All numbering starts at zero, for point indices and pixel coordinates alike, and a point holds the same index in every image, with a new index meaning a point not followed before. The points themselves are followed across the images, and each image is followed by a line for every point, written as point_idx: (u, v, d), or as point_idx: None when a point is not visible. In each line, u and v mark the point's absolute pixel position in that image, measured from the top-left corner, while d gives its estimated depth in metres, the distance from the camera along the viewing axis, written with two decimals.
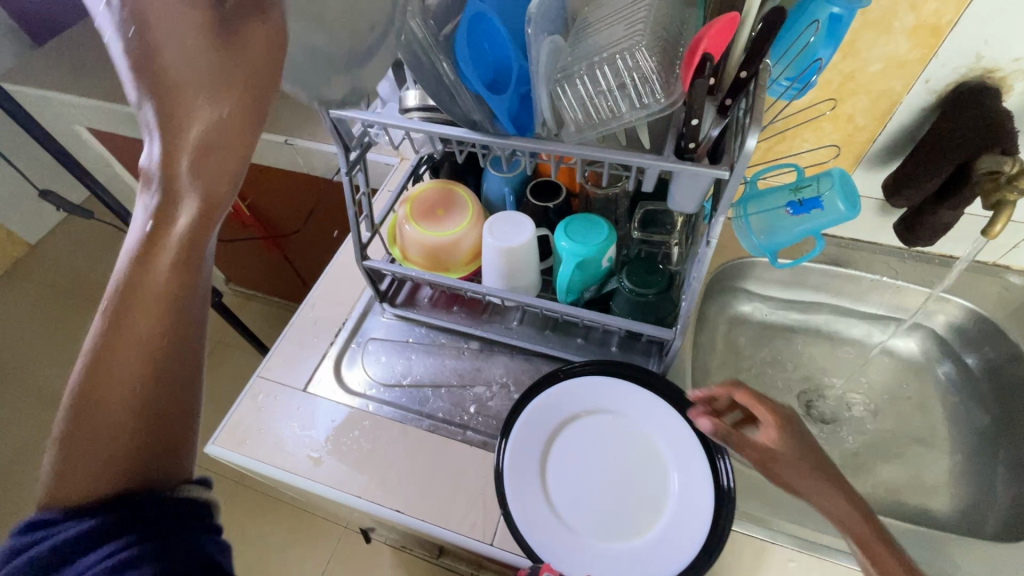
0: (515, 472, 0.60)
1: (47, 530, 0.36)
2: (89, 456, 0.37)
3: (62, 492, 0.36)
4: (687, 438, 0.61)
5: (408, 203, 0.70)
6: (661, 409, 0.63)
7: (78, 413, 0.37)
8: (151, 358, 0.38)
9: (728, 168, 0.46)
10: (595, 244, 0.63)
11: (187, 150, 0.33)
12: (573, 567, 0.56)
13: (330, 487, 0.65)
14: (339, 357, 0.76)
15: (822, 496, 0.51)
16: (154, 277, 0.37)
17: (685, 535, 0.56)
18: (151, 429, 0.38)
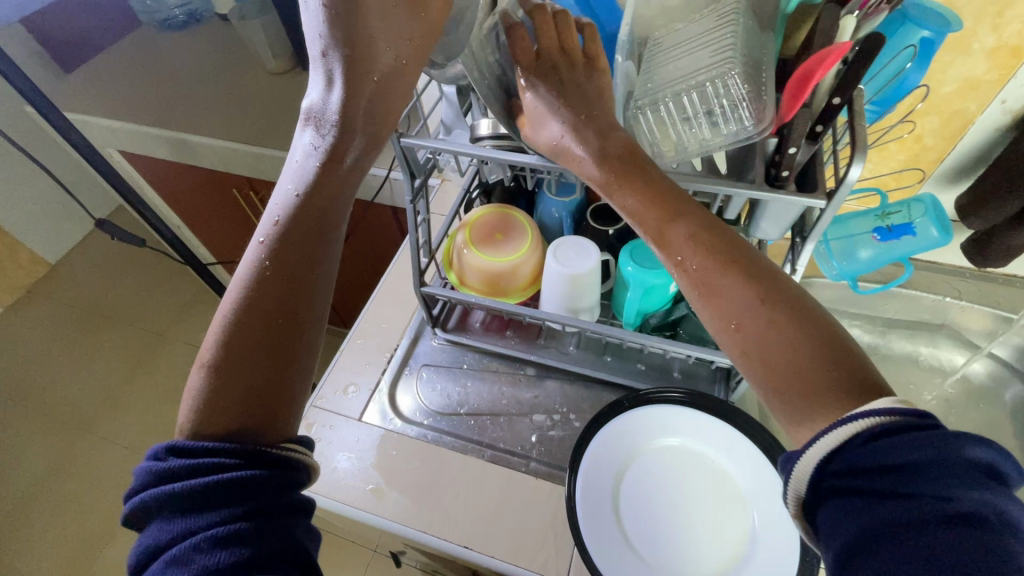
0: (588, 508, 0.59)
1: (185, 464, 0.37)
2: (236, 365, 0.40)
3: (207, 403, 0.39)
4: (765, 472, 0.59)
5: (466, 229, 0.70)
6: (738, 441, 0.61)
7: (230, 325, 0.41)
8: (291, 285, 0.42)
9: (824, 198, 0.45)
10: (663, 269, 0.61)
11: (362, 101, 0.43)
12: None
13: (394, 522, 0.64)
14: (393, 385, 0.75)
15: (622, 190, 0.45)
16: (307, 222, 0.43)
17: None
18: (282, 357, 0.41)
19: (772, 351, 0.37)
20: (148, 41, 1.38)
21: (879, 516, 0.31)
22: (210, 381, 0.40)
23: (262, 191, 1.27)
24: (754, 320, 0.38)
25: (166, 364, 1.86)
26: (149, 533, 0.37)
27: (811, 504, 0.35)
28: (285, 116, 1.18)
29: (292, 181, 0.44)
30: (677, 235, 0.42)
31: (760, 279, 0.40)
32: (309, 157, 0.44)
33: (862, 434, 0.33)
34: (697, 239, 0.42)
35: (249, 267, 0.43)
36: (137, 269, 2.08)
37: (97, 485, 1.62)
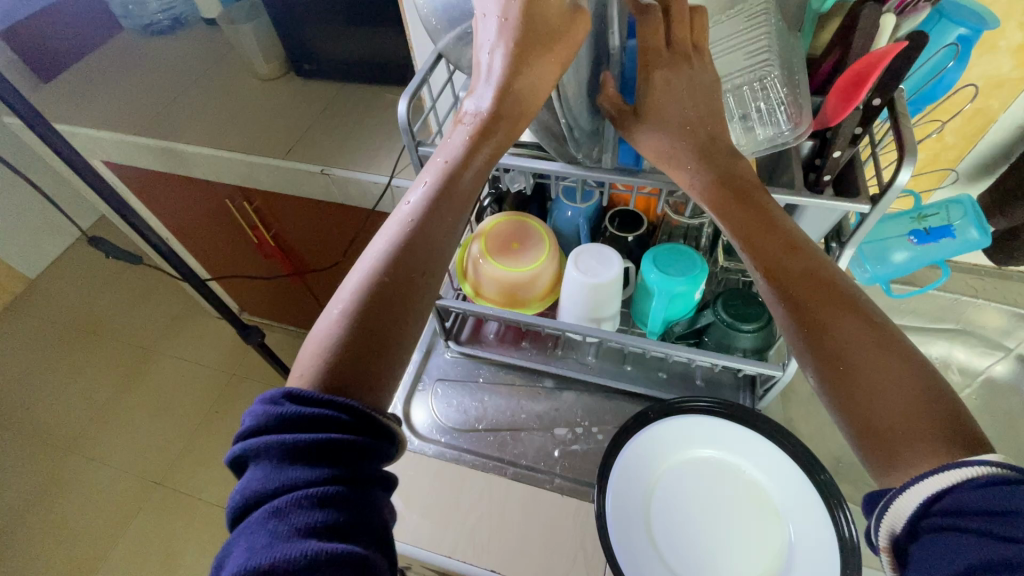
0: (619, 528, 0.56)
1: (301, 411, 0.35)
2: (368, 317, 0.40)
3: (337, 353, 0.38)
4: (801, 486, 0.57)
5: (481, 239, 0.67)
6: (771, 451, 0.60)
7: (374, 275, 0.41)
8: (429, 254, 0.43)
9: (868, 202, 0.43)
10: (687, 277, 0.60)
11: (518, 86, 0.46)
12: None
13: (416, 546, 0.61)
14: (407, 401, 0.72)
15: (735, 212, 0.45)
16: (451, 194, 0.46)
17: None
18: (414, 309, 0.42)
19: (879, 399, 0.37)
20: (130, 47, 1.33)
21: (981, 559, 0.30)
22: (343, 330, 0.39)
23: (255, 201, 1.23)
24: (870, 366, 0.38)
25: (154, 380, 1.79)
26: (249, 477, 0.34)
27: (904, 540, 0.35)
28: (278, 124, 1.14)
29: (445, 152, 0.47)
30: (791, 269, 0.43)
31: (876, 323, 0.39)
32: (461, 136, 0.47)
33: (979, 478, 0.32)
34: (807, 277, 0.42)
35: (396, 225, 0.44)
36: (120, 283, 2.01)
37: (84, 510, 1.54)
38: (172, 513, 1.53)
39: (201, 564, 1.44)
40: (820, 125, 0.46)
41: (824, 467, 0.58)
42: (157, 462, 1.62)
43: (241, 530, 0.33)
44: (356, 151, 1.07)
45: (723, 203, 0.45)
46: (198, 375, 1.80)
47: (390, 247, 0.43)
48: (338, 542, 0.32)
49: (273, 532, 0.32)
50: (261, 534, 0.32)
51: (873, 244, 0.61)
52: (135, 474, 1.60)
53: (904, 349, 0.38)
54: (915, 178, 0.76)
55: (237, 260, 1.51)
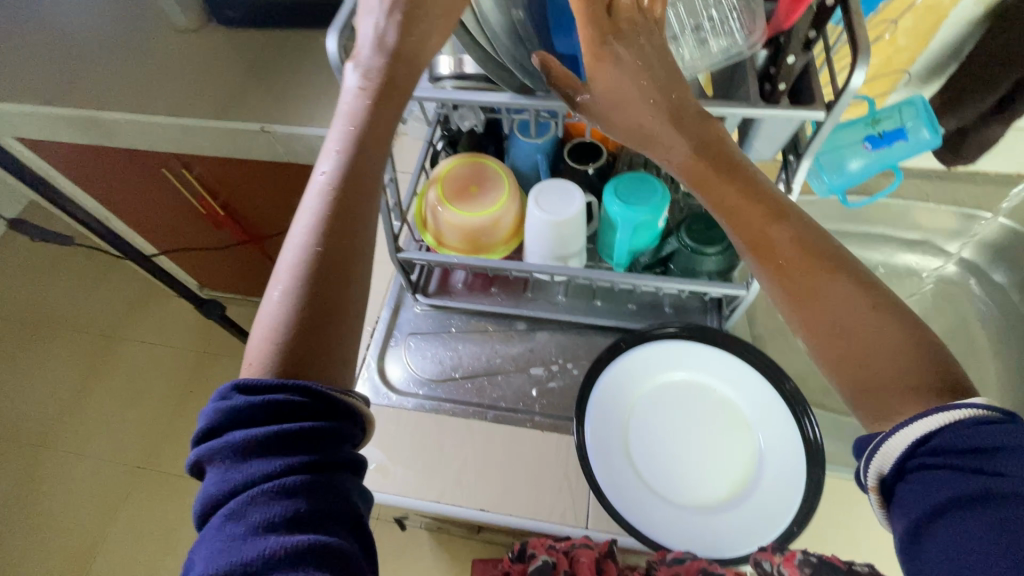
0: (602, 461, 0.58)
1: (254, 403, 0.34)
2: (309, 298, 0.39)
3: (287, 341, 0.38)
4: (767, 394, 0.60)
5: (437, 184, 0.65)
6: (737, 365, 0.62)
7: (307, 254, 0.40)
8: (357, 216, 0.42)
9: (824, 109, 0.43)
10: (651, 206, 0.59)
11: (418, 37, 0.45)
12: (669, 533, 0.55)
13: (404, 496, 0.62)
14: (381, 358, 0.71)
15: (713, 182, 0.44)
16: (367, 157, 0.44)
17: (775, 496, 0.55)
18: (349, 277, 0.41)
19: (871, 353, 0.38)
20: (22, 3, 1.18)
21: (962, 493, 0.32)
22: (286, 318, 0.38)
23: (196, 167, 1.15)
24: (860, 319, 0.39)
25: (119, 367, 1.73)
26: (205, 483, 0.34)
27: (890, 479, 0.37)
28: (207, 81, 1.05)
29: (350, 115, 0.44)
30: (776, 235, 0.43)
31: (865, 281, 0.40)
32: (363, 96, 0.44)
33: (963, 419, 0.34)
34: (794, 240, 0.42)
35: (315, 196, 0.42)
36: (66, 268, 1.89)
37: (72, 502, 1.52)
38: (162, 495, 1.53)
39: None
40: (773, 32, 0.45)
41: (789, 376, 0.60)
42: (137, 446, 1.60)
43: (201, 539, 0.33)
44: (296, 102, 1.00)
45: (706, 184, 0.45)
46: (166, 356, 1.75)
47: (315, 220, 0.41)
48: (301, 534, 0.32)
49: (231, 535, 0.31)
50: (219, 540, 0.31)
51: (830, 153, 0.61)
52: (118, 460, 1.58)
53: (888, 299, 0.40)
54: (868, 86, 0.76)
55: (186, 234, 1.43)
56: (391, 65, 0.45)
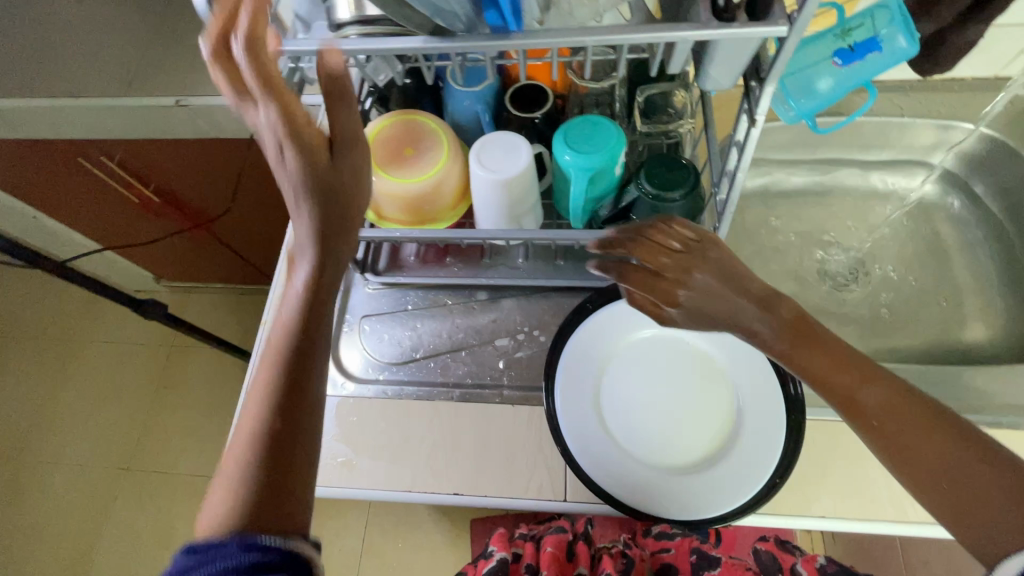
0: (575, 433, 0.55)
1: (205, 562, 0.34)
2: (267, 453, 0.39)
3: (245, 500, 0.37)
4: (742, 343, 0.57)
5: (366, 150, 0.57)
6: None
7: (260, 414, 0.40)
8: (302, 362, 0.42)
9: (788, 22, 0.37)
10: (605, 152, 0.53)
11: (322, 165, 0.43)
12: (652, 502, 0.52)
13: (373, 488, 0.59)
14: (335, 346, 0.66)
15: (802, 357, 0.44)
16: (311, 308, 0.44)
17: (756, 449, 0.53)
18: (299, 425, 0.40)
19: (993, 512, 0.38)
20: None
21: None
22: (246, 476, 0.38)
23: (117, 153, 1.04)
24: (962, 479, 0.39)
25: (84, 370, 1.65)
26: None
27: None
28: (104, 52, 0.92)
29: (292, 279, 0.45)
30: (868, 402, 0.43)
31: (972, 438, 0.40)
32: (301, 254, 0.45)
33: None
34: (889, 405, 0.42)
35: (268, 356, 0.43)
36: None
37: (57, 512, 1.49)
38: (151, 493, 1.50)
39: None
40: None
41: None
42: (118, 448, 1.55)
43: None
44: (209, 68, 0.89)
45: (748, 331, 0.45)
46: (132, 354, 1.67)
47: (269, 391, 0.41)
48: None
49: None
50: None
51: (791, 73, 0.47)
52: (101, 465, 1.54)
53: (994, 453, 0.39)
54: None
55: (124, 226, 1.32)
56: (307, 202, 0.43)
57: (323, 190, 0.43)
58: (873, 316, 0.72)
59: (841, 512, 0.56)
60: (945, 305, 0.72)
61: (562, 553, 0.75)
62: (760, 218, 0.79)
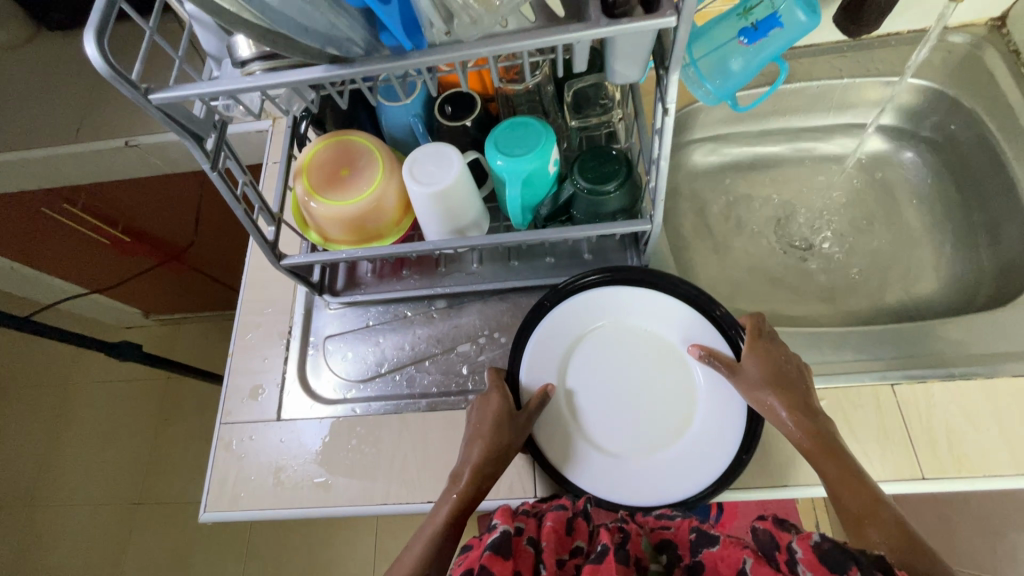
0: (543, 426, 0.57)
1: None
2: None
3: None
4: (696, 323, 0.58)
5: (303, 176, 0.58)
6: (661, 301, 0.59)
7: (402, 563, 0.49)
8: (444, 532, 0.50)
9: (674, 13, 0.37)
10: (535, 151, 0.54)
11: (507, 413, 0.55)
12: (626, 489, 0.54)
13: (350, 505, 0.60)
14: (303, 370, 0.67)
15: (823, 461, 0.50)
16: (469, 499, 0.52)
17: (717, 425, 0.55)
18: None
19: None
20: None
21: None
22: None
23: (79, 199, 1.04)
24: None
25: (76, 411, 1.63)
26: None
27: None
28: (53, 99, 0.92)
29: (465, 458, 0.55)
30: (871, 522, 0.46)
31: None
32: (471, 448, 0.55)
33: None
34: (893, 531, 0.45)
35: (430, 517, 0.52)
36: None
37: (70, 554, 1.48)
38: (161, 525, 1.50)
39: (212, 555, 1.46)
40: None
41: (717, 302, 0.58)
42: (123, 487, 1.55)
43: None
44: None
45: (770, 410, 0.52)
46: (121, 390, 1.64)
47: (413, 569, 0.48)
48: None
49: None
50: None
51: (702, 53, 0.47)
52: (109, 504, 1.54)
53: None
54: None
55: (94, 270, 1.31)
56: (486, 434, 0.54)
57: (502, 425, 0.54)
58: (833, 279, 0.73)
59: (801, 478, 0.57)
60: (901, 260, 0.72)
61: (562, 528, 0.48)
62: (714, 193, 0.79)
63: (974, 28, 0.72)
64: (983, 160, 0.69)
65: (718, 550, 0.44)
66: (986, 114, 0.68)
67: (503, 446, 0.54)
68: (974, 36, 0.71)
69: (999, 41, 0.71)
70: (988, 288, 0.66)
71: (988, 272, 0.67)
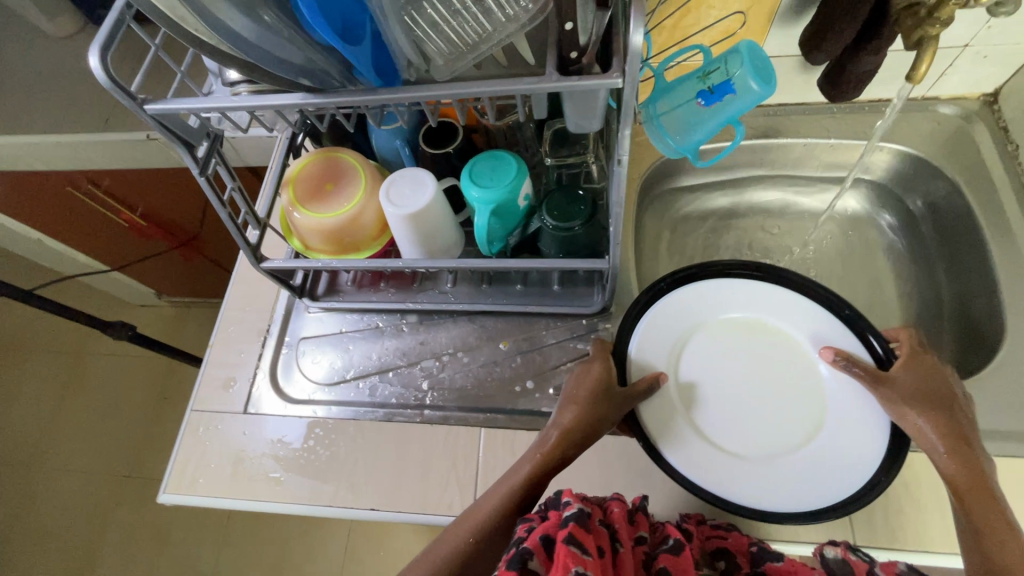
0: (648, 410, 0.56)
1: None
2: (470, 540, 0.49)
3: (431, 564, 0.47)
4: (833, 327, 0.56)
5: (289, 187, 0.62)
6: (797, 302, 0.58)
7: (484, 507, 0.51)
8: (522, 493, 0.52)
9: (620, 75, 0.39)
10: (506, 186, 0.56)
11: (606, 389, 0.55)
12: (743, 490, 0.52)
13: (297, 503, 0.62)
14: (274, 368, 0.70)
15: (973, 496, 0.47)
16: (552, 464, 0.53)
17: (855, 443, 0.52)
18: (497, 535, 0.50)
19: None
20: None
21: None
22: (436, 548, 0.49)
23: (104, 182, 1.10)
24: None
25: (81, 381, 1.69)
26: None
27: None
28: (87, 90, 0.99)
29: (557, 421, 0.55)
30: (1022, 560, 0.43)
31: None
32: (562, 412, 0.56)
33: None
34: None
35: (514, 471, 0.54)
36: None
37: (59, 519, 1.54)
38: (146, 500, 1.55)
39: (190, 536, 1.50)
40: None
41: (848, 302, 0.57)
42: (114, 459, 1.60)
43: None
44: None
45: (920, 431, 0.49)
46: (125, 365, 1.71)
47: (494, 512, 0.51)
48: None
49: None
50: None
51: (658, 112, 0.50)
52: (99, 474, 1.59)
53: None
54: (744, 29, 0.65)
55: (110, 249, 1.38)
56: (581, 404, 0.55)
57: (598, 399, 0.55)
58: None
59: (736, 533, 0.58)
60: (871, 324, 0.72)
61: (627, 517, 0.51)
62: (694, 238, 0.80)
63: (965, 101, 0.72)
64: (961, 234, 0.69)
65: (784, 565, 0.47)
66: (968, 188, 0.68)
67: (598, 420, 0.54)
68: (963, 110, 0.72)
69: (989, 117, 0.71)
70: (953, 362, 0.66)
71: (955, 346, 0.67)
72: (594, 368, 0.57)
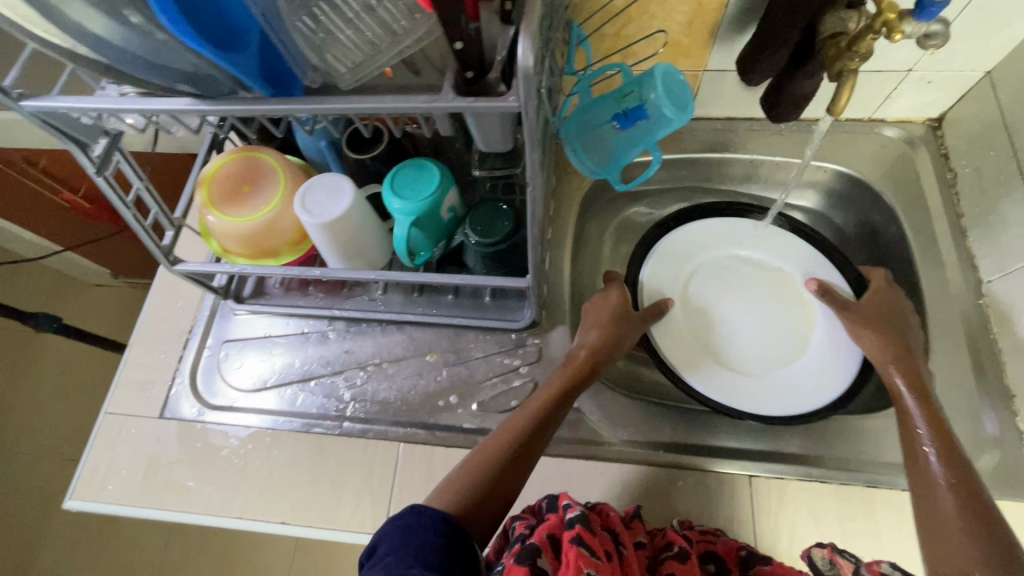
0: (660, 329, 0.65)
1: None
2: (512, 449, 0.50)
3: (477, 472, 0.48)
4: (818, 263, 0.68)
5: (203, 187, 0.59)
6: (791, 242, 0.69)
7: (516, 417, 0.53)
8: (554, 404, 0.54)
9: (516, 99, 0.37)
10: (427, 199, 0.54)
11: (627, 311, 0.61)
12: (747, 397, 0.61)
13: (205, 514, 0.60)
14: (194, 372, 0.68)
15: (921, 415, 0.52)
16: (579, 379, 0.57)
17: (836, 360, 0.62)
18: (530, 445, 0.51)
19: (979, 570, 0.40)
20: None
21: None
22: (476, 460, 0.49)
23: (41, 161, 1.07)
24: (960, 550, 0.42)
25: None
26: None
27: None
28: None
29: (580, 341, 0.60)
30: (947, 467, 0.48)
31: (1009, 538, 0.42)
32: (585, 334, 0.60)
33: None
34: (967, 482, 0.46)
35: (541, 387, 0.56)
36: None
37: None
38: None
39: None
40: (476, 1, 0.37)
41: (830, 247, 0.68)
42: None
43: None
44: None
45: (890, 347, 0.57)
46: None
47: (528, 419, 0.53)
48: None
49: None
50: None
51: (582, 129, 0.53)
52: None
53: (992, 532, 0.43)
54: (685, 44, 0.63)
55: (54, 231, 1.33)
56: (604, 323, 0.60)
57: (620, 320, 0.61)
58: None
59: None
60: None
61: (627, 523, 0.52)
62: None
63: (911, 125, 0.71)
64: (897, 261, 0.69)
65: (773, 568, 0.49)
66: (904, 215, 0.68)
67: (618, 339, 0.59)
68: (908, 134, 0.71)
69: (932, 143, 0.70)
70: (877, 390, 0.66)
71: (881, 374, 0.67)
72: (614, 294, 0.62)
